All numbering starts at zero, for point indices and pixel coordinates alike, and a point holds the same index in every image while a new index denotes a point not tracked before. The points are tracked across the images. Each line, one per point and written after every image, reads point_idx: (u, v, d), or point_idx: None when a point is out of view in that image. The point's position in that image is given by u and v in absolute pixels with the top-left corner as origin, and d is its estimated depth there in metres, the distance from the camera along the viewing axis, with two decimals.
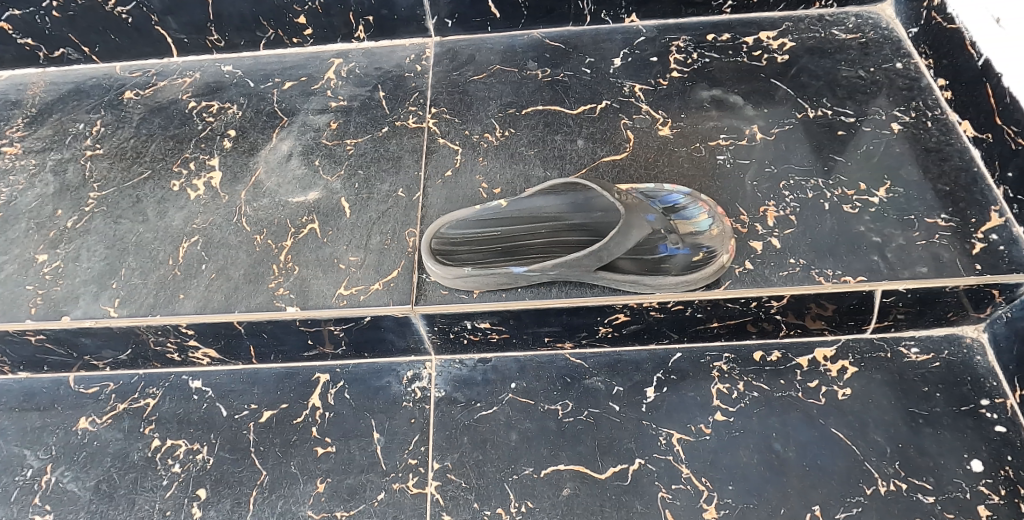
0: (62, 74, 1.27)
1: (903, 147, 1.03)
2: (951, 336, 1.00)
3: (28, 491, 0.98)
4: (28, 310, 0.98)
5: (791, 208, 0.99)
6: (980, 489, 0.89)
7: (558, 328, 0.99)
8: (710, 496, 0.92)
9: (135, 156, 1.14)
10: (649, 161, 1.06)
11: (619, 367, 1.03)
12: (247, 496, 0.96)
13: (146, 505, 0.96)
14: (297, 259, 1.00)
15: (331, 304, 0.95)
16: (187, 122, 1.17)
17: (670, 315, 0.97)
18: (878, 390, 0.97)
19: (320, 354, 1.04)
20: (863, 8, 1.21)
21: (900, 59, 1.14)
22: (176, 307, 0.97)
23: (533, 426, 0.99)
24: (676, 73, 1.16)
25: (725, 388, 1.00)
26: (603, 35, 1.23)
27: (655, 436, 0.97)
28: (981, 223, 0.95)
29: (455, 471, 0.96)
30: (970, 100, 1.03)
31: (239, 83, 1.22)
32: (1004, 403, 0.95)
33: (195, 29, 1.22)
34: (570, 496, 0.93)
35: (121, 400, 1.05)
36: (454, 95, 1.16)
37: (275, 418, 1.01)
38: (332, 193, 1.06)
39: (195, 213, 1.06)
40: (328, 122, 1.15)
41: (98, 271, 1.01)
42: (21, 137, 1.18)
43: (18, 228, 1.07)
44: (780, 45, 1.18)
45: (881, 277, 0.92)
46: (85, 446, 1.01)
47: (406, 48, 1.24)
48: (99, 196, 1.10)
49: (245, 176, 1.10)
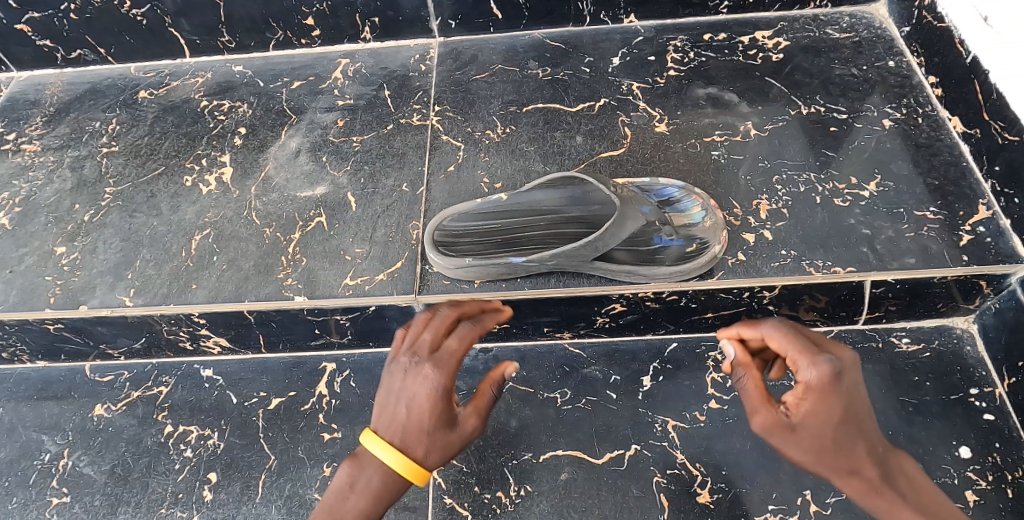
0: (80, 74, 1.31)
1: (894, 142, 1.06)
2: (941, 327, 1.03)
3: (46, 475, 1.02)
4: (47, 299, 1.02)
5: (783, 201, 1.02)
6: (968, 475, 0.92)
7: (558, 318, 1.02)
8: (704, 481, 0.95)
9: (150, 153, 1.18)
10: (646, 157, 1.09)
11: (616, 357, 1.06)
12: (256, 480, 0.99)
13: (159, 488, 1.00)
14: (305, 251, 1.03)
15: (337, 294, 0.98)
16: (198, 120, 1.21)
17: (665, 305, 1.00)
18: (869, 379, 1.00)
19: (327, 343, 1.07)
20: (857, 9, 1.24)
21: (892, 57, 1.16)
22: (189, 296, 1.00)
23: (533, 413, 1.02)
24: (673, 71, 1.19)
25: (720, 377, 1.02)
26: (602, 35, 1.26)
27: (651, 423, 1.00)
28: (968, 215, 0.98)
29: (456, 456, 0.99)
30: (960, 97, 1.06)
31: (250, 83, 1.26)
32: (992, 392, 0.98)
33: (206, 30, 1.26)
34: (568, 480, 0.96)
35: (135, 388, 1.09)
36: (457, 94, 1.20)
37: (283, 405, 1.05)
38: (339, 188, 1.10)
39: (207, 207, 1.10)
40: (335, 120, 1.19)
41: (114, 262, 1.05)
42: (40, 135, 1.22)
43: (38, 221, 1.11)
44: (775, 44, 1.21)
45: (870, 268, 0.95)
46: (102, 431, 1.05)
47: (411, 48, 1.28)
48: (115, 192, 1.13)
49: (254, 171, 1.13)
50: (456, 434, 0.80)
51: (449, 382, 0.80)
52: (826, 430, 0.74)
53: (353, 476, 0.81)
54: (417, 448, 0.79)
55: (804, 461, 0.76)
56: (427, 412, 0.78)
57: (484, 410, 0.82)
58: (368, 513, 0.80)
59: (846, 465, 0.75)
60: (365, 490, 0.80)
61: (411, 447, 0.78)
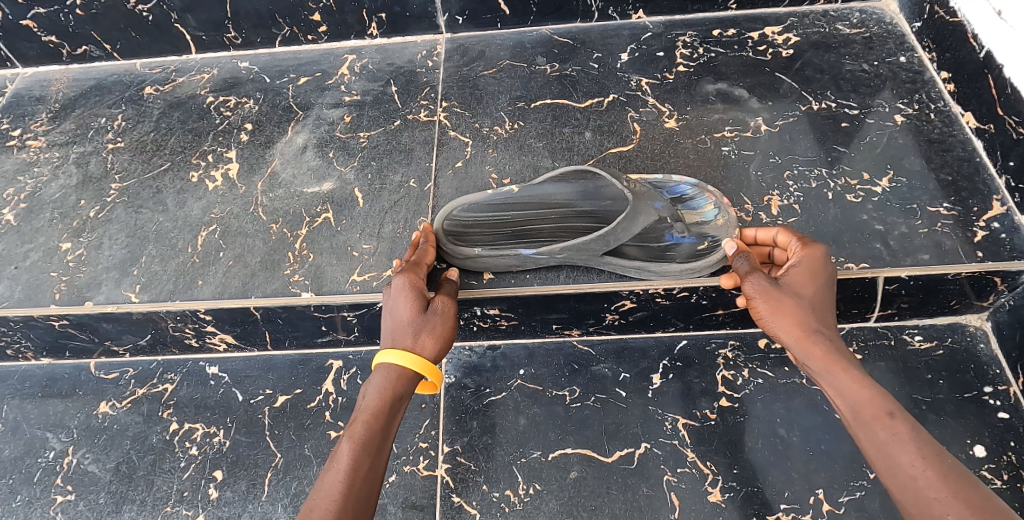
0: (85, 70, 1.31)
1: (906, 138, 1.05)
2: (955, 325, 1.02)
3: (50, 472, 1.01)
4: (52, 295, 1.01)
5: (795, 197, 1.01)
6: (983, 474, 0.91)
7: (566, 315, 1.01)
8: (715, 479, 0.94)
9: (155, 149, 1.17)
10: (656, 153, 1.08)
11: (626, 354, 1.05)
12: (262, 478, 0.98)
13: (164, 486, 0.99)
14: (312, 247, 1.02)
15: (345, 290, 0.98)
16: (204, 116, 1.20)
17: (675, 302, 0.99)
18: (881, 377, 0.99)
19: (334, 340, 1.06)
20: (867, 4, 1.23)
21: (903, 53, 1.15)
22: (195, 292, 0.99)
23: (541, 411, 1.01)
24: (682, 67, 1.18)
25: (730, 375, 1.01)
26: (610, 31, 1.25)
27: (661, 421, 0.99)
28: (982, 211, 0.97)
29: (465, 454, 0.98)
30: (973, 92, 1.05)
31: (256, 79, 1.25)
32: (1007, 391, 0.96)
33: (213, 26, 1.25)
34: (578, 479, 0.95)
35: (140, 385, 1.08)
36: (465, 89, 1.19)
37: (289, 402, 1.04)
38: (346, 184, 1.09)
39: (213, 203, 1.09)
40: (341, 116, 1.18)
41: (119, 258, 1.04)
42: (45, 131, 1.22)
43: (43, 217, 1.10)
44: (785, 39, 1.20)
45: (883, 264, 0.94)
46: (106, 429, 1.04)
47: (418, 44, 1.27)
48: (121, 187, 1.13)
49: (261, 167, 1.13)
50: (437, 316, 0.86)
51: (414, 280, 0.88)
52: (800, 295, 0.82)
53: (362, 391, 0.83)
54: (405, 337, 0.84)
55: (769, 325, 0.82)
56: (405, 305, 0.86)
57: (454, 300, 0.89)
58: (375, 412, 0.81)
59: (797, 318, 0.80)
60: (372, 391, 0.82)
61: (400, 340, 0.84)
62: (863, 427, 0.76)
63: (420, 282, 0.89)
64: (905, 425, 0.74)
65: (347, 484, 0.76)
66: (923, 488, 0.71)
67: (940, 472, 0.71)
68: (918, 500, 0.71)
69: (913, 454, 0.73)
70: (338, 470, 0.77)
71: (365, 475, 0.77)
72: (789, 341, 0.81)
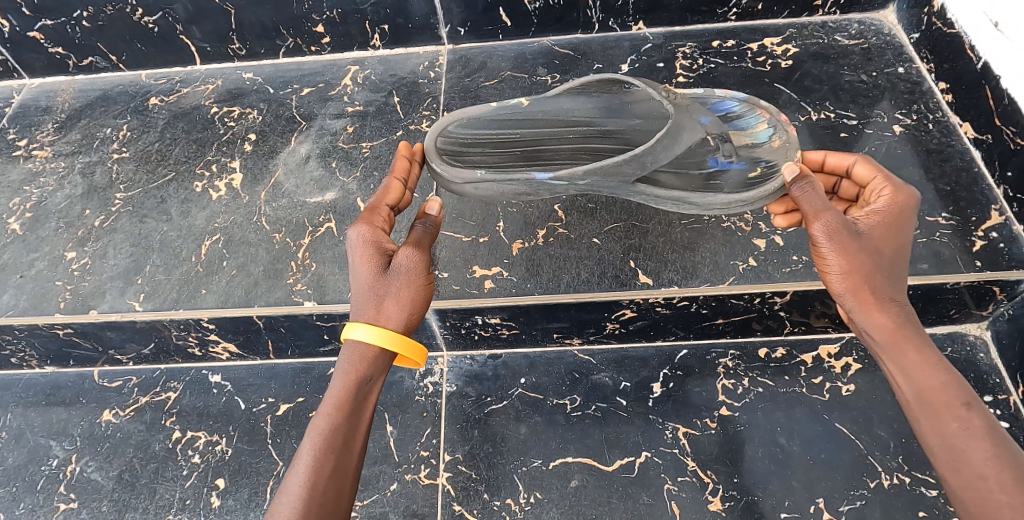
0: (91, 81, 1.32)
1: (905, 148, 1.06)
2: (954, 334, 1.03)
3: (54, 480, 1.02)
4: (57, 304, 1.02)
5: None
6: None
7: (567, 324, 1.02)
8: (716, 488, 0.94)
9: (160, 159, 1.18)
10: None
11: (626, 363, 1.05)
12: (264, 486, 0.99)
13: (167, 495, 0.99)
14: (315, 256, 1.03)
15: (347, 299, 0.98)
16: (209, 127, 1.22)
17: (675, 311, 0.99)
18: (881, 386, 0.99)
19: (336, 349, 1.07)
20: (866, 15, 1.24)
21: (902, 64, 1.16)
22: (198, 301, 1.00)
23: (542, 419, 1.01)
24: (682, 78, 1.19)
25: (730, 384, 1.02)
26: (611, 42, 1.26)
27: (662, 430, 0.99)
28: (980, 221, 0.98)
29: (466, 463, 0.99)
30: (971, 102, 1.05)
31: (260, 90, 1.27)
32: (1007, 400, 0.97)
33: (217, 38, 1.26)
34: (578, 488, 0.96)
35: (143, 393, 1.08)
36: (466, 100, 1.20)
37: (291, 411, 1.04)
38: (348, 194, 1.10)
39: (217, 213, 1.10)
40: (344, 126, 1.19)
41: (123, 267, 1.05)
42: (51, 141, 1.23)
43: (49, 226, 1.11)
44: (784, 51, 1.21)
45: None
46: (109, 437, 1.04)
47: (420, 56, 1.28)
48: (125, 197, 1.14)
49: (264, 177, 1.14)
50: (399, 275, 0.83)
51: (372, 233, 0.85)
52: (877, 258, 0.81)
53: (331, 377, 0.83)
54: (367, 306, 0.83)
55: (834, 282, 0.82)
56: (364, 268, 0.83)
57: (421, 245, 0.85)
58: (338, 407, 0.80)
59: (869, 286, 0.80)
60: (336, 382, 0.82)
61: (362, 311, 0.83)
62: (929, 410, 0.76)
63: (379, 234, 0.85)
64: (978, 419, 0.75)
65: (310, 486, 0.76)
66: (993, 489, 0.72)
67: (1013, 474, 0.72)
68: (978, 494, 0.72)
69: (986, 450, 0.73)
70: (299, 472, 0.77)
71: (331, 475, 0.78)
72: (854, 308, 0.81)
